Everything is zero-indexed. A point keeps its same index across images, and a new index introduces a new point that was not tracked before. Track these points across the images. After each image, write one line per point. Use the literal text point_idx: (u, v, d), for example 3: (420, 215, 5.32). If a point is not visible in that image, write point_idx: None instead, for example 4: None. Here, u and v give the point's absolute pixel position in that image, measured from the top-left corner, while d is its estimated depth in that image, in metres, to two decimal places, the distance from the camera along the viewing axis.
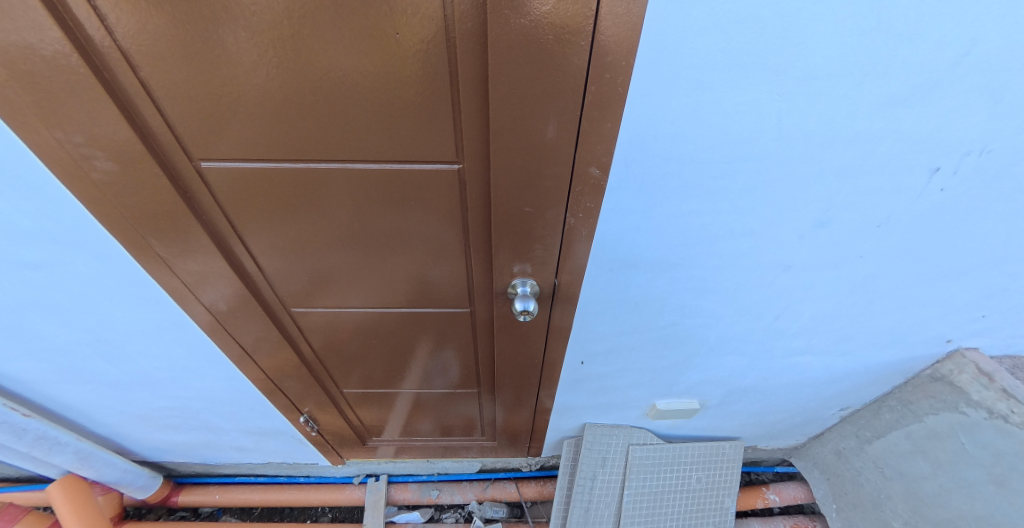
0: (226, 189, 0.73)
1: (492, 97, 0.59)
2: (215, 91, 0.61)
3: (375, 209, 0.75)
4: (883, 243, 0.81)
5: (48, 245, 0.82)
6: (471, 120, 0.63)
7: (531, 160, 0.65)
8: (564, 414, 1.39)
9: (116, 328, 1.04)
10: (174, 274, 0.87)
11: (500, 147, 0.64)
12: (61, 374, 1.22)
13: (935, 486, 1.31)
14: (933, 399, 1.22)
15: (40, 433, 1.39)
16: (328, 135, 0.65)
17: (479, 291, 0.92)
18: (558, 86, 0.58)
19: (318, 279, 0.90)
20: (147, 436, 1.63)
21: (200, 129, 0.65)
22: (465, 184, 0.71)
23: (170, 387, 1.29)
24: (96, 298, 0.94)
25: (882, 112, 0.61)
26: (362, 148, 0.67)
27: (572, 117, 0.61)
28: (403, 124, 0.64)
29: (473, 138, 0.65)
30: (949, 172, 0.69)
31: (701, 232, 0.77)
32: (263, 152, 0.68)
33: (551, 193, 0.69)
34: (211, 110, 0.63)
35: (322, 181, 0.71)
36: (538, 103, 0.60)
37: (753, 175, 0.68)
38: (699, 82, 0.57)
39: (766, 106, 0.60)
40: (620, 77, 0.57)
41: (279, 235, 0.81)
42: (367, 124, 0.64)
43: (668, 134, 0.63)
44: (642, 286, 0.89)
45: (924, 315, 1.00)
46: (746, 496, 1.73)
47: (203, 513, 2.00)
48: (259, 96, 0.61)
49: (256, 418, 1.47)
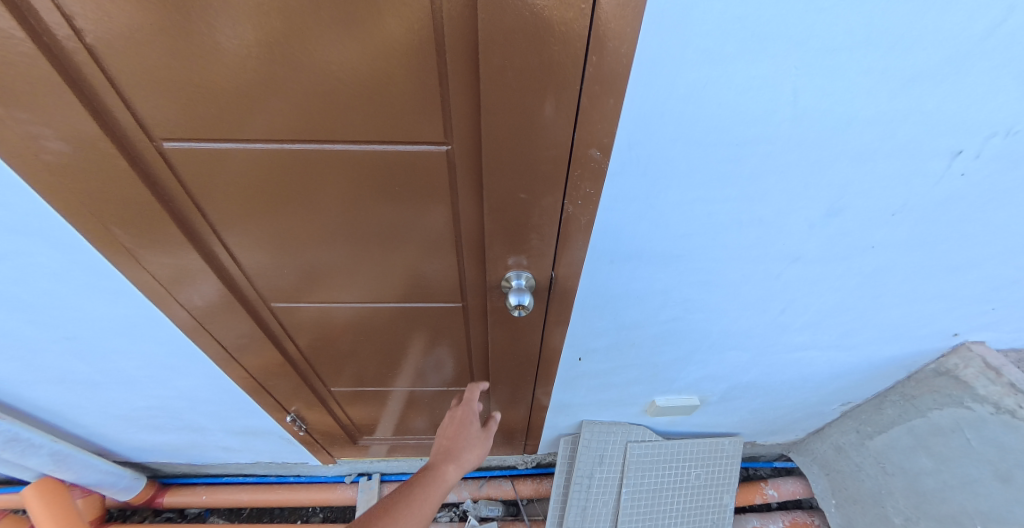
0: (194, 173, 0.67)
1: (483, 69, 0.54)
2: (173, 62, 0.55)
3: (355, 195, 0.70)
4: (895, 234, 0.77)
5: (4, 236, 0.76)
6: (461, 95, 0.57)
7: (526, 141, 0.60)
8: (561, 411, 1.35)
9: (86, 325, 0.98)
10: (145, 269, 0.82)
11: (492, 126, 0.59)
12: (33, 374, 1.17)
13: (938, 482, 1.29)
14: (937, 393, 1.19)
15: (12, 435, 1.32)
16: (302, 112, 0.60)
17: (471, 284, 0.87)
18: (555, 59, 0.53)
19: (299, 272, 0.85)
20: (127, 437, 1.57)
21: (162, 105, 0.59)
22: (455, 167, 0.66)
23: (149, 386, 1.24)
24: (62, 294, 0.89)
25: (905, 92, 0.56)
26: (340, 126, 0.61)
27: (570, 94, 0.55)
28: (383, 101, 0.58)
29: (463, 117, 0.60)
30: (971, 156, 0.64)
31: (707, 221, 0.73)
32: (232, 132, 0.62)
33: (548, 179, 0.64)
34: (171, 83, 0.57)
35: (300, 165, 0.66)
36: (533, 76, 0.54)
37: (763, 160, 0.63)
38: (711, 54, 0.52)
39: (783, 82, 0.54)
40: (625, 47, 0.51)
41: (252, 224, 0.75)
42: (345, 101, 0.58)
43: (678, 112, 0.57)
44: (643, 279, 0.84)
45: (931, 309, 0.96)
46: (745, 492, 1.71)
47: (191, 514, 1.96)
48: (223, 70, 0.55)
49: (241, 417, 1.42)
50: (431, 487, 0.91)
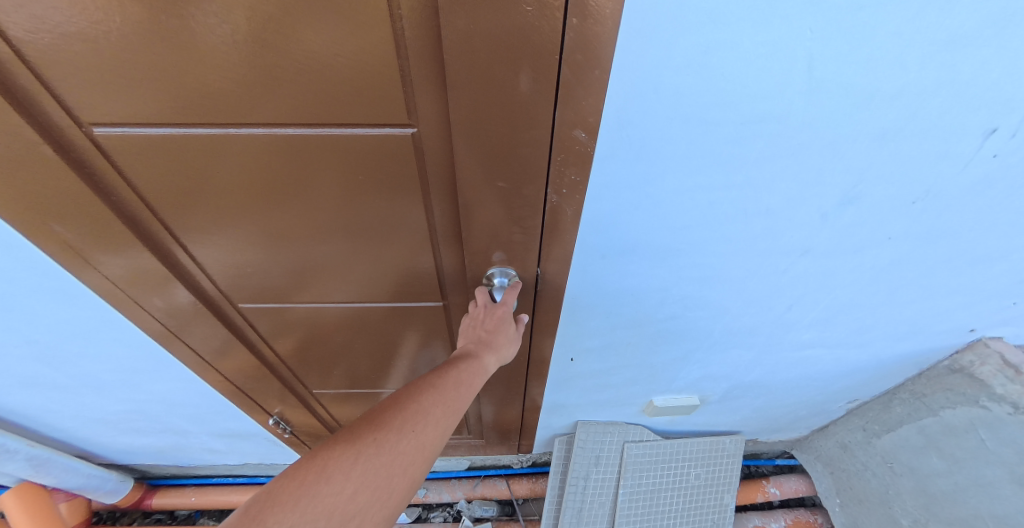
0: (134, 163, 0.60)
1: (448, 35, 0.46)
2: (86, 32, 0.46)
3: (315, 185, 0.63)
4: (915, 223, 0.70)
5: None
6: (424, 68, 0.49)
7: (502, 120, 0.53)
8: (554, 411, 1.29)
9: (45, 329, 0.92)
10: (102, 274, 0.77)
11: (462, 103, 0.51)
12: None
13: (950, 484, 1.23)
14: (951, 392, 1.13)
15: None
16: (245, 92, 0.51)
17: (452, 280, 0.80)
18: (532, 23, 0.45)
19: (264, 269, 0.79)
20: (108, 440, 1.52)
21: (83, 86, 0.51)
22: (424, 152, 0.58)
23: (123, 390, 1.18)
24: (14, 297, 0.82)
25: (937, 60, 0.48)
26: (292, 109, 0.53)
27: (550, 64, 0.48)
28: (336, 77, 0.49)
29: (428, 95, 0.52)
30: (1006, 135, 0.57)
31: (708, 211, 0.66)
32: (167, 116, 0.54)
33: (529, 166, 0.58)
34: (87, 58, 0.48)
35: (252, 152, 0.58)
36: (505, 43, 0.46)
37: (771, 141, 0.56)
38: (712, 15, 0.44)
39: (795, 47, 0.47)
40: (611, 8, 0.43)
41: (208, 219, 0.68)
42: (295, 80, 0.50)
43: (674, 86, 0.50)
44: (638, 273, 0.78)
45: (949, 304, 0.90)
46: (746, 491, 1.66)
47: (180, 516, 1.91)
48: (149, 41, 0.47)
49: (223, 419, 1.37)
50: (469, 372, 0.72)
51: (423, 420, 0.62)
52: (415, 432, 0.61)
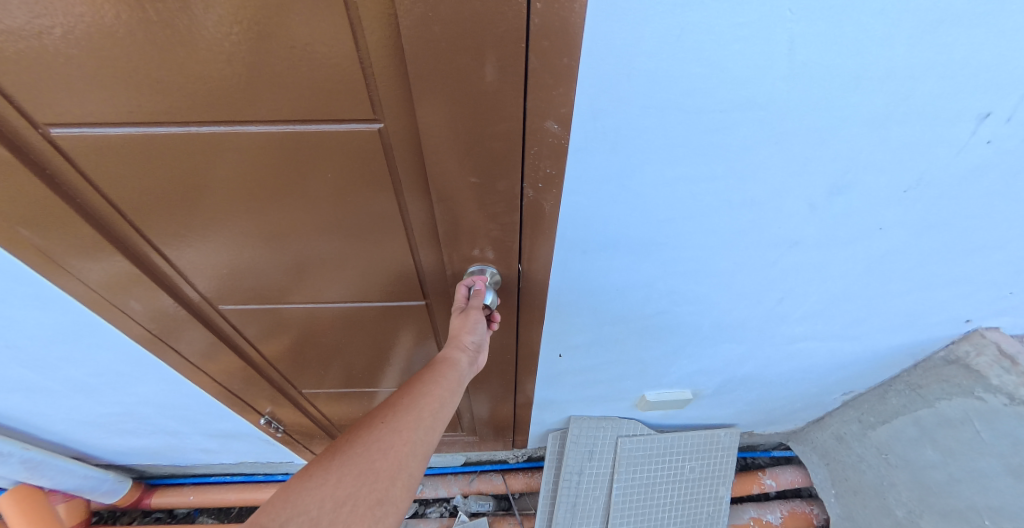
0: (97, 168, 0.58)
1: (406, 21, 0.43)
2: (30, 26, 0.43)
3: (286, 185, 0.60)
4: (908, 213, 0.67)
5: None
6: (384, 58, 0.47)
7: (470, 111, 0.51)
8: (546, 407, 1.28)
9: (24, 334, 0.90)
10: (80, 280, 0.75)
11: (427, 94, 0.49)
12: None
13: (945, 476, 1.22)
14: (946, 383, 1.12)
15: None
16: (203, 89, 0.49)
17: (432, 279, 0.78)
18: (494, 8, 0.43)
19: (241, 271, 0.77)
20: (102, 441, 1.50)
21: (34, 83, 0.48)
22: (393, 148, 0.56)
23: (110, 392, 1.16)
24: None
25: (925, 41, 0.46)
26: (252, 105, 0.51)
27: (516, 51, 0.45)
28: (294, 69, 0.47)
29: (391, 87, 0.49)
30: (1001, 119, 0.54)
31: (691, 204, 0.64)
32: (122, 114, 0.51)
33: (502, 159, 0.56)
34: (34, 55, 0.46)
35: (248, 153, 0.56)
36: (467, 28, 0.44)
37: (754, 129, 0.54)
38: None
39: (774, 29, 0.44)
40: None
41: (179, 222, 0.66)
42: (254, 73, 0.48)
43: (648, 72, 0.48)
44: (623, 268, 0.76)
45: (945, 295, 0.88)
46: (742, 482, 1.65)
47: (178, 514, 1.87)
48: (99, 35, 0.44)
49: (214, 420, 1.35)
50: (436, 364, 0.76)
51: (394, 412, 0.67)
52: (386, 423, 0.65)
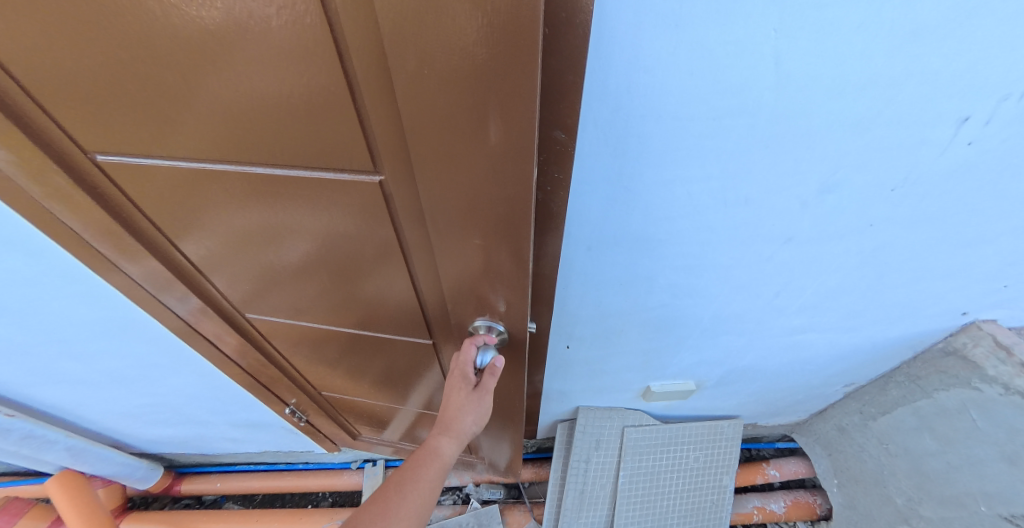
0: (135, 185, 0.65)
1: (399, 83, 0.45)
2: (78, 74, 0.49)
3: (297, 216, 0.65)
4: (896, 210, 0.71)
5: None
6: (380, 113, 0.49)
7: (463, 169, 0.52)
8: (556, 397, 1.33)
9: (74, 328, 0.97)
10: (127, 275, 0.82)
11: (421, 149, 0.51)
12: (33, 375, 1.16)
13: (943, 464, 1.25)
14: (944, 374, 1.15)
15: (26, 432, 1.32)
16: (225, 131, 0.54)
17: (435, 312, 0.80)
18: (482, 77, 0.43)
19: (262, 286, 0.83)
20: (138, 430, 1.58)
21: (85, 121, 0.55)
22: (393, 193, 0.59)
23: (147, 384, 1.23)
24: (42, 300, 0.88)
25: (902, 53, 0.50)
26: (264, 147, 0.55)
27: (508, 119, 0.45)
28: (298, 116, 0.51)
29: (389, 138, 0.52)
30: (980, 122, 0.58)
31: (689, 203, 0.68)
32: (153, 148, 0.58)
33: (496, 215, 0.56)
34: (85, 98, 0.52)
35: (249, 186, 0.61)
36: (458, 94, 0.45)
37: (744, 135, 0.58)
38: (674, 17, 0.47)
39: (760, 47, 0.49)
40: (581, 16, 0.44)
41: (206, 239, 0.73)
42: (270, 106, 0.50)
43: (644, 83, 0.52)
44: (627, 262, 0.81)
45: (940, 287, 0.91)
46: (746, 472, 1.69)
47: (207, 500, 1.93)
48: (132, 69, 0.49)
49: (240, 410, 1.43)
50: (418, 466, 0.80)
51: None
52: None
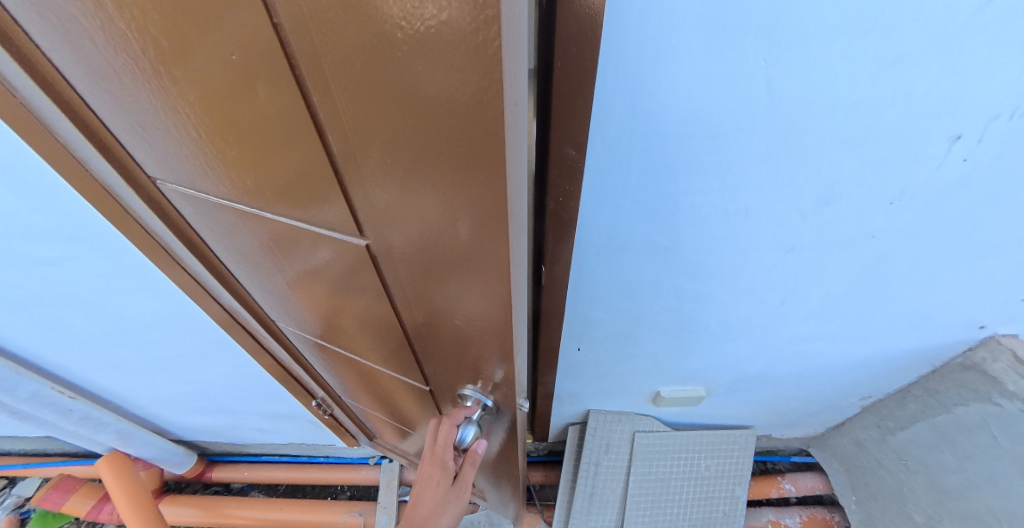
0: (160, 203, 0.67)
1: (373, 165, 0.40)
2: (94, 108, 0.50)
3: (292, 258, 0.63)
4: (896, 221, 0.73)
5: (66, 242, 0.84)
6: (356, 190, 0.44)
7: (447, 247, 0.47)
8: (568, 399, 1.36)
9: (134, 317, 1.06)
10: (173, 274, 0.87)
11: (403, 225, 0.46)
12: (92, 362, 1.26)
13: (963, 480, 1.23)
14: (964, 388, 1.13)
15: (85, 414, 1.42)
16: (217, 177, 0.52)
17: (431, 365, 0.76)
18: (463, 170, 0.37)
19: (274, 302, 0.84)
20: (179, 418, 1.69)
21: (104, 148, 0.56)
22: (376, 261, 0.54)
23: (189, 373, 1.32)
24: (110, 290, 0.97)
25: (886, 77, 0.53)
26: (252, 198, 0.53)
27: (492, 211, 0.40)
28: (280, 178, 0.47)
29: (367, 212, 0.46)
30: (973, 140, 0.59)
31: (690, 213, 0.71)
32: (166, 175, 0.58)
33: (484, 295, 0.51)
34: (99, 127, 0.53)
35: (248, 224, 0.60)
36: (439, 181, 0.39)
37: (736, 152, 0.61)
38: (663, 49, 0.51)
39: (752, 75, 0.52)
40: (589, 52, 0.49)
41: (225, 254, 0.75)
42: (261, 160, 0.46)
43: (646, 108, 0.56)
44: (633, 268, 0.84)
45: (950, 298, 0.90)
46: (761, 485, 1.64)
47: (234, 487, 2.03)
48: (131, 112, 0.47)
49: (269, 401, 1.51)
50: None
51: None
52: None
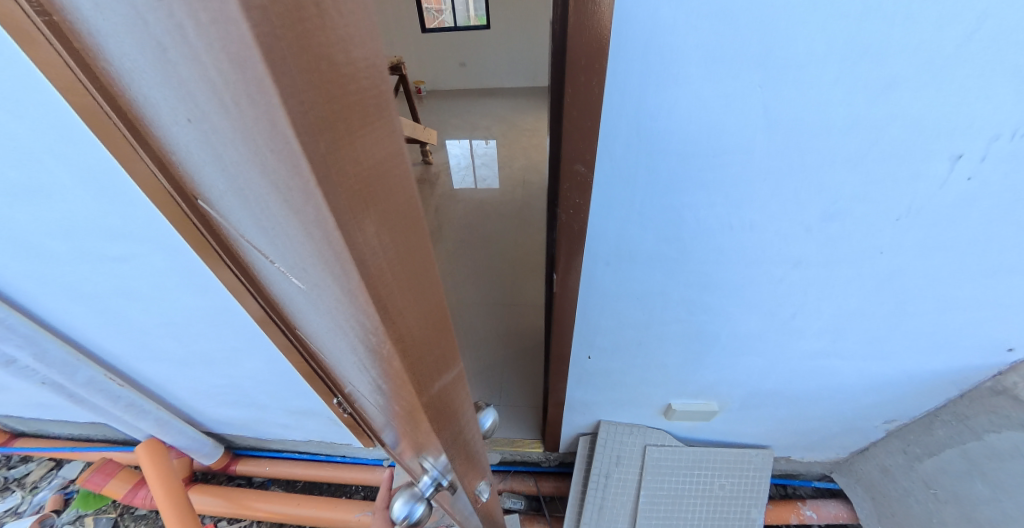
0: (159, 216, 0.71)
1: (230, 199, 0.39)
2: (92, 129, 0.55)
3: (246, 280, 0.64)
4: (903, 238, 0.72)
5: (131, 242, 0.80)
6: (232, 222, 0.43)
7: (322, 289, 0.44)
8: (580, 409, 1.37)
9: (186, 314, 1.04)
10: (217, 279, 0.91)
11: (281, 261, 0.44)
12: (139, 353, 1.28)
13: (998, 513, 1.14)
14: (995, 414, 1.07)
15: (131, 403, 1.46)
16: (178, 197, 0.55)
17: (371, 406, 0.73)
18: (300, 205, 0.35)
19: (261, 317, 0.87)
20: (212, 410, 1.77)
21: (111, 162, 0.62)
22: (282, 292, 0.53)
23: (224, 367, 1.37)
24: (166, 289, 0.93)
25: (881, 100, 0.57)
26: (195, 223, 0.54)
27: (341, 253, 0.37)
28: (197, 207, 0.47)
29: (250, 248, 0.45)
30: (975, 159, 0.61)
31: (695, 226, 0.74)
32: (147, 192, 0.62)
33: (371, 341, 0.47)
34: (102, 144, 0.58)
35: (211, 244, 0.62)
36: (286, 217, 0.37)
37: (740, 169, 0.66)
38: (668, 76, 0.58)
39: (748, 98, 0.59)
40: (595, 79, 0.58)
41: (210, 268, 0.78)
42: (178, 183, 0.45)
43: (653, 129, 0.63)
44: (640, 279, 0.86)
45: (974, 318, 0.87)
46: (778, 509, 1.56)
47: (255, 482, 2.11)
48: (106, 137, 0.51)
49: (294, 397, 1.57)
50: None
51: None
52: None
